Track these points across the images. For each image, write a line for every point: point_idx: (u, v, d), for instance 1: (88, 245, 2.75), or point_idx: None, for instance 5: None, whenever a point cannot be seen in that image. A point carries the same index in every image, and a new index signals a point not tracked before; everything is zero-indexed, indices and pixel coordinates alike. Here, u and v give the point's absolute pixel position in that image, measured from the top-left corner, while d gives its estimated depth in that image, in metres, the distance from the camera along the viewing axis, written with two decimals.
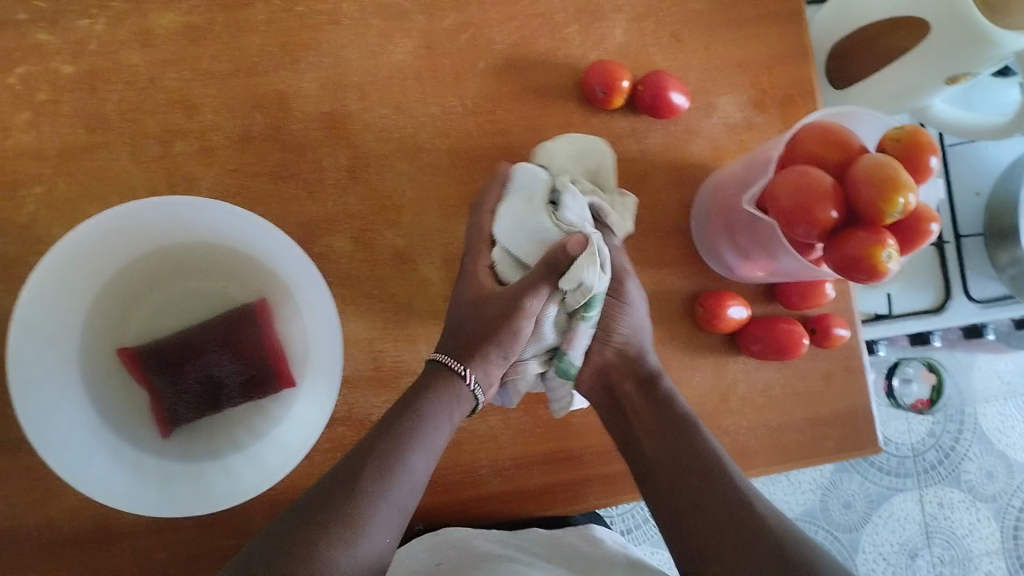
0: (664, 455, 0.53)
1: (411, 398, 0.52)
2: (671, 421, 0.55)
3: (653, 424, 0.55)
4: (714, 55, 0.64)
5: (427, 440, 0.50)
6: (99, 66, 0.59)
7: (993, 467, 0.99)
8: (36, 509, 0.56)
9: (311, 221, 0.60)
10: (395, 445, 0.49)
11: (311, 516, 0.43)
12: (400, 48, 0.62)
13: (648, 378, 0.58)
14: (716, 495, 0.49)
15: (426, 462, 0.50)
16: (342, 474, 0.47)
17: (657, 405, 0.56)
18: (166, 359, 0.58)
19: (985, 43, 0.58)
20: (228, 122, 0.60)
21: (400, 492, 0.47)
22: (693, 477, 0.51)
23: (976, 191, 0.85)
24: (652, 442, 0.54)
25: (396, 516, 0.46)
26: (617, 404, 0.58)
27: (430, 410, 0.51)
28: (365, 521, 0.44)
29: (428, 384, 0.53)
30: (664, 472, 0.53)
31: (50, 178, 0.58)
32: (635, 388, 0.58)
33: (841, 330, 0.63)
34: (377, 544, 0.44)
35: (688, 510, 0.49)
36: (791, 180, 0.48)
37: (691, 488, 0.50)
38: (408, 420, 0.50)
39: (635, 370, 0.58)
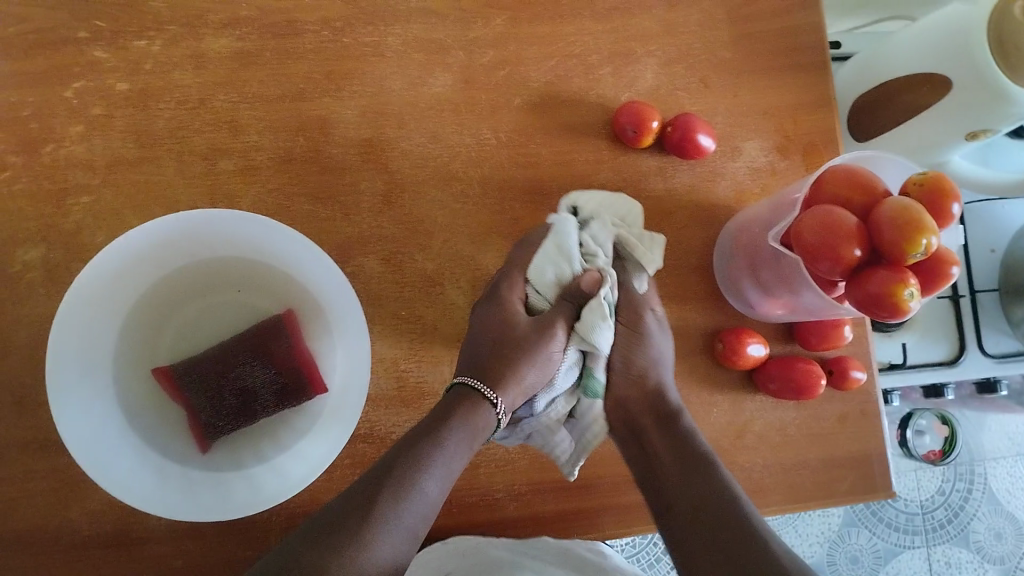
0: (684, 495, 0.51)
1: (434, 422, 0.51)
2: (692, 461, 0.53)
3: (677, 467, 0.53)
4: (741, 102, 0.67)
5: (446, 465, 0.50)
6: (152, 84, 0.62)
7: (1003, 528, 0.98)
8: (60, 510, 0.57)
9: (345, 241, 0.62)
10: (414, 468, 0.48)
11: (324, 539, 0.44)
12: (439, 81, 0.64)
13: (669, 416, 0.57)
14: (733, 541, 0.47)
15: (443, 488, 0.50)
16: (356, 496, 0.47)
17: (675, 444, 0.55)
18: (201, 372, 0.59)
19: (1005, 102, 0.60)
20: (272, 143, 0.62)
21: (412, 516, 0.47)
22: (709, 521, 0.49)
23: (992, 248, 0.87)
24: (671, 479, 0.53)
25: (406, 539, 0.46)
26: (638, 439, 0.57)
27: (453, 432, 0.51)
28: (373, 545, 0.44)
29: (456, 405, 0.53)
30: (685, 511, 0.50)
31: (98, 188, 0.61)
32: (654, 426, 0.57)
33: (859, 372, 0.63)
34: (384, 568, 0.44)
35: (706, 554, 0.47)
36: (817, 218, 0.50)
37: (703, 530, 0.49)
38: (428, 443, 0.50)
39: (654, 408, 0.58)
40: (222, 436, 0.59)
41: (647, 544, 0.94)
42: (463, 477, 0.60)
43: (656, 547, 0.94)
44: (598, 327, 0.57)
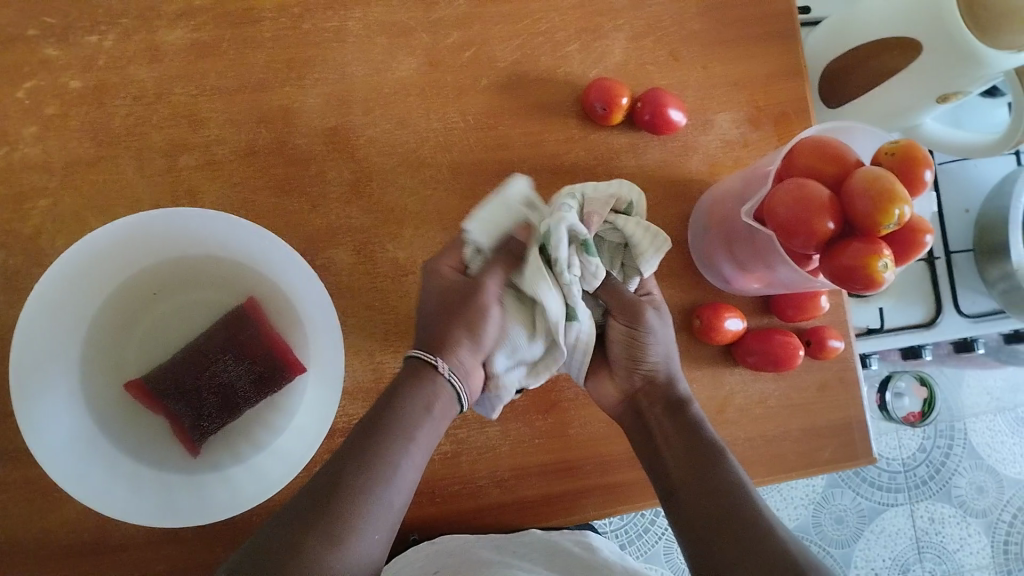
0: (692, 479, 0.51)
1: (397, 393, 0.50)
2: (696, 446, 0.53)
3: (682, 450, 0.53)
4: (711, 74, 0.66)
5: (413, 443, 0.49)
6: (107, 80, 0.60)
7: (984, 482, 1.00)
8: (37, 519, 0.57)
9: (314, 233, 0.61)
10: (381, 444, 0.48)
11: (300, 527, 0.43)
12: (404, 65, 0.63)
13: (677, 404, 0.55)
14: (735, 523, 0.47)
15: (414, 464, 0.49)
16: (330, 476, 0.46)
17: (685, 430, 0.54)
18: (172, 375, 0.58)
19: (976, 63, 0.59)
20: (234, 136, 0.61)
21: (387, 489, 0.46)
22: (712, 504, 0.49)
23: (966, 208, 0.87)
24: (678, 468, 0.52)
25: (386, 513, 0.46)
26: (646, 428, 0.56)
27: (413, 407, 0.50)
28: (353, 524, 0.44)
29: (412, 377, 0.51)
30: (689, 494, 0.50)
31: (56, 190, 0.59)
32: (663, 415, 0.55)
33: (836, 341, 0.64)
34: (365, 544, 0.44)
35: (709, 534, 0.48)
36: (789, 193, 0.49)
37: (710, 517, 0.48)
38: (390, 420, 0.49)
39: (664, 398, 0.56)
40: (208, 436, 0.58)
41: (633, 516, 0.95)
42: (445, 465, 0.60)
43: (642, 518, 0.95)
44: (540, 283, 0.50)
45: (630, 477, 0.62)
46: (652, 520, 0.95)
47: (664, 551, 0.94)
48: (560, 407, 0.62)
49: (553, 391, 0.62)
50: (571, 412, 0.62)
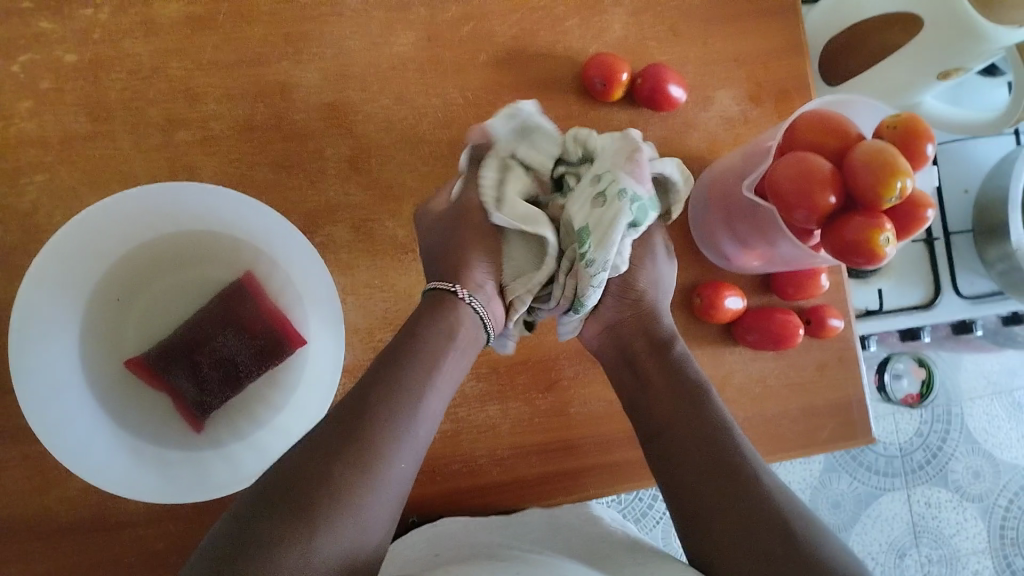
0: (679, 420, 0.50)
1: (418, 325, 0.51)
2: (681, 387, 0.52)
3: (666, 390, 0.52)
4: (711, 50, 0.65)
5: (437, 375, 0.49)
6: (102, 55, 0.60)
7: (980, 466, 1.00)
8: (35, 497, 0.56)
9: (312, 210, 0.60)
10: (410, 376, 0.48)
11: (332, 456, 0.43)
12: (402, 40, 0.63)
13: (663, 343, 0.55)
14: (721, 470, 0.47)
15: (442, 395, 0.49)
16: (356, 403, 0.46)
17: (670, 370, 0.53)
18: (173, 352, 0.58)
19: (978, 38, 0.60)
20: (231, 112, 0.60)
21: (415, 417, 0.47)
22: (692, 448, 0.48)
23: (965, 188, 0.87)
24: (661, 408, 0.52)
25: (413, 446, 0.46)
26: (630, 364, 0.55)
27: (433, 334, 0.50)
28: (383, 453, 0.44)
29: (433, 312, 0.52)
30: (671, 439, 0.50)
31: (52, 166, 0.59)
32: (649, 353, 0.55)
33: (836, 321, 0.64)
34: (395, 475, 0.44)
35: (690, 481, 0.47)
36: (790, 166, 0.49)
37: (691, 462, 0.48)
38: (416, 349, 0.49)
39: (650, 335, 0.56)
40: (211, 413, 0.58)
41: (632, 499, 0.95)
42: (445, 444, 0.60)
43: (641, 501, 0.95)
44: (609, 241, 0.50)
45: (630, 456, 0.62)
46: (650, 503, 0.95)
47: (662, 534, 0.95)
48: (560, 386, 0.61)
49: (553, 369, 0.62)
50: (571, 390, 0.62)
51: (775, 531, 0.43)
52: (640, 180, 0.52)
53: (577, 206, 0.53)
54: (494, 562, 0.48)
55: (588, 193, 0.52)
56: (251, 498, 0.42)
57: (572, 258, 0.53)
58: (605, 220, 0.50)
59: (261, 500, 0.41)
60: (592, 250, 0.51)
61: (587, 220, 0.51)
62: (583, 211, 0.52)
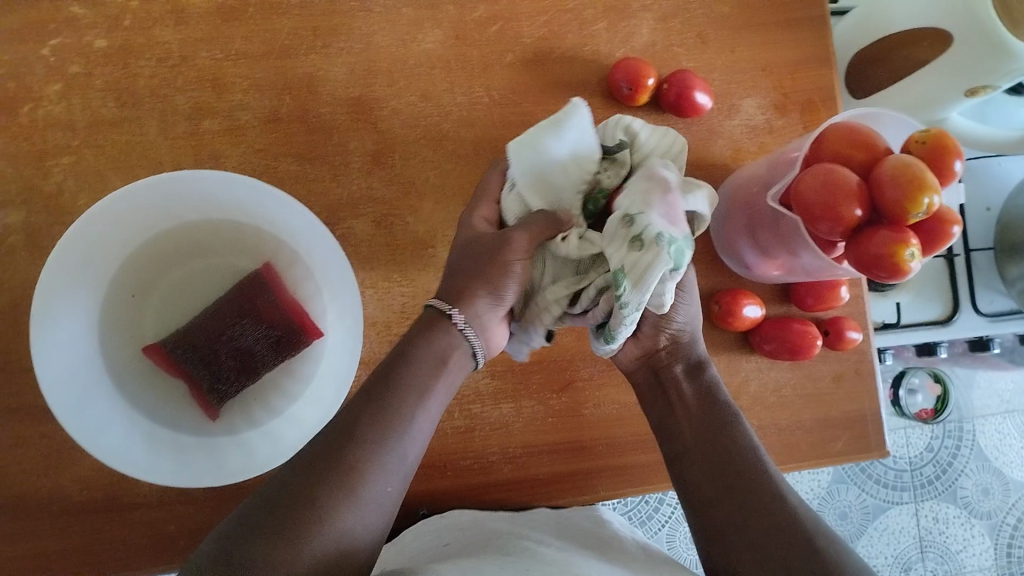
0: (702, 441, 0.51)
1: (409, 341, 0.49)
2: (710, 410, 0.52)
3: (695, 413, 0.52)
4: (738, 58, 0.65)
5: (428, 397, 0.48)
6: (133, 41, 0.60)
7: (990, 484, 0.99)
8: (49, 477, 0.57)
9: (335, 203, 0.60)
10: (402, 397, 0.47)
11: (317, 474, 0.42)
12: (429, 38, 0.63)
13: (695, 366, 0.54)
14: (745, 486, 0.47)
15: (428, 419, 0.48)
16: (343, 424, 0.45)
17: (701, 392, 0.53)
18: (190, 339, 0.58)
19: (1005, 56, 0.59)
20: (258, 102, 0.60)
21: (403, 441, 0.46)
22: (719, 466, 0.48)
23: (987, 206, 0.86)
24: (688, 428, 0.52)
25: (399, 468, 0.46)
26: (661, 386, 0.55)
27: (425, 361, 0.49)
28: (366, 476, 0.43)
29: (424, 331, 0.50)
30: (698, 457, 0.50)
31: (79, 149, 0.59)
32: (681, 374, 0.54)
33: (854, 333, 0.63)
34: (379, 496, 0.44)
35: (716, 499, 0.47)
36: (817, 177, 0.48)
37: (717, 481, 0.48)
38: (406, 367, 0.48)
39: (683, 358, 0.55)
40: (226, 400, 0.58)
41: (638, 502, 0.95)
42: (457, 440, 0.60)
43: (647, 504, 0.95)
44: (649, 284, 0.44)
45: (642, 460, 0.62)
46: (656, 506, 0.95)
47: (667, 538, 0.94)
48: (574, 387, 0.61)
49: (568, 370, 0.62)
50: (585, 392, 0.62)
51: (800, 542, 0.43)
52: (673, 221, 0.46)
53: (613, 244, 0.46)
54: (501, 556, 0.48)
55: (620, 232, 0.46)
56: (231, 520, 0.41)
57: (608, 283, 0.47)
58: (640, 265, 0.44)
59: (243, 519, 0.41)
60: (625, 293, 0.45)
61: (621, 264, 0.45)
62: (616, 247, 0.45)
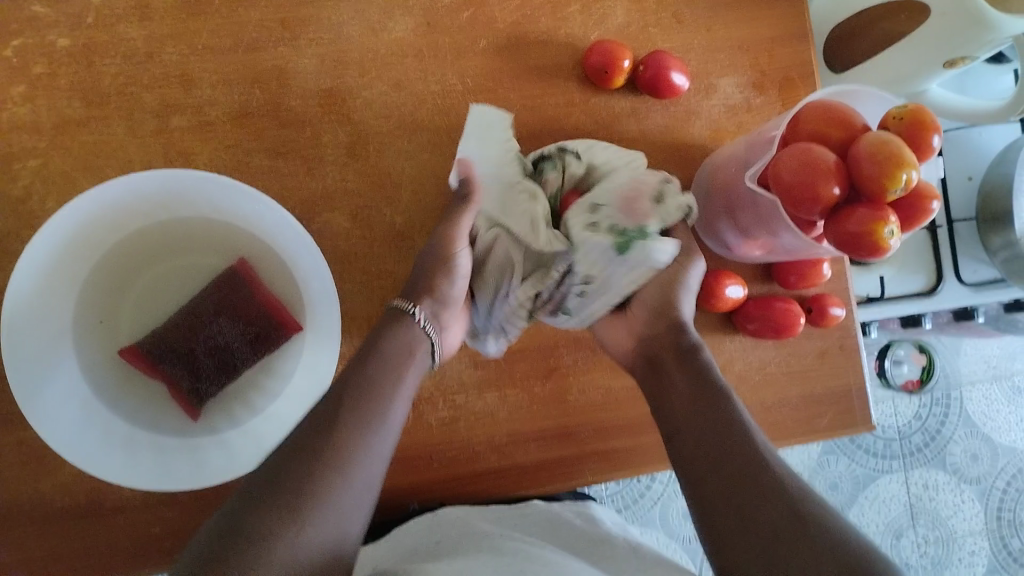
0: (694, 419, 0.48)
1: (374, 341, 0.51)
2: (700, 391, 0.49)
3: (688, 389, 0.50)
4: (714, 36, 0.64)
5: (397, 385, 0.49)
6: (96, 38, 0.59)
7: (978, 450, 1.00)
8: (32, 484, 0.56)
9: (310, 197, 0.60)
10: (375, 386, 0.48)
11: (308, 452, 0.43)
12: (400, 25, 0.62)
13: (689, 349, 0.52)
14: (738, 463, 0.44)
15: (401, 408, 0.49)
16: (326, 410, 0.46)
17: (693, 370, 0.51)
18: (166, 340, 0.57)
19: (985, 28, 0.59)
20: (228, 97, 0.59)
21: (380, 432, 0.46)
22: (713, 442, 0.46)
23: (969, 175, 0.86)
24: (683, 406, 0.50)
25: (382, 451, 0.46)
26: (656, 371, 0.53)
27: (393, 354, 0.51)
28: (350, 459, 0.44)
29: (390, 329, 0.52)
30: (690, 437, 0.48)
31: (46, 151, 0.58)
32: (674, 361, 0.53)
33: (837, 309, 0.63)
34: (365, 483, 0.44)
35: (708, 476, 0.45)
36: (794, 156, 0.48)
37: (709, 459, 0.46)
38: (372, 364, 0.50)
39: (676, 339, 0.53)
40: (207, 400, 0.57)
41: (630, 482, 0.95)
42: (443, 432, 0.59)
43: (639, 483, 0.95)
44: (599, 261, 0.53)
45: (628, 444, 0.62)
46: (648, 485, 0.95)
47: (660, 514, 0.95)
48: (559, 374, 0.61)
49: (551, 357, 0.61)
50: (570, 379, 0.61)
51: (789, 519, 0.40)
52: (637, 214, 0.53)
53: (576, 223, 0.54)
54: (496, 556, 0.48)
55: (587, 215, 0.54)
56: (224, 511, 0.40)
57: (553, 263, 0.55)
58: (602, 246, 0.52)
59: (241, 504, 0.40)
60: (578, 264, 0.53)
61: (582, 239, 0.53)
62: (577, 225, 0.54)
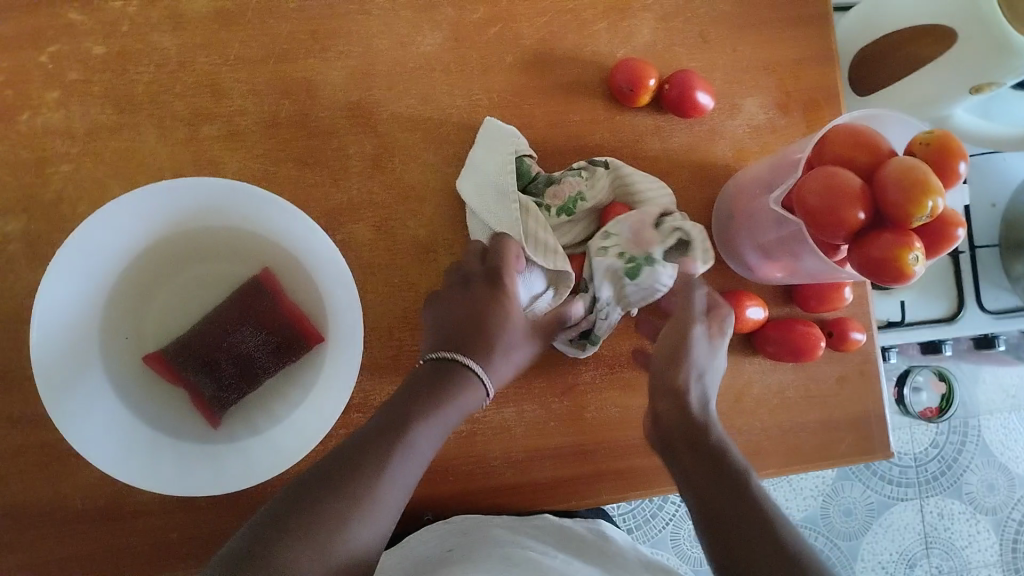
0: (720, 499, 0.44)
1: (414, 382, 0.49)
2: (724, 475, 0.46)
3: (705, 471, 0.46)
4: (740, 58, 0.65)
5: (431, 422, 0.47)
6: (130, 47, 0.60)
7: (995, 479, 0.99)
8: (52, 486, 0.57)
9: (335, 208, 0.60)
10: (404, 427, 0.46)
11: (321, 493, 0.41)
12: (429, 40, 0.62)
13: (699, 434, 0.49)
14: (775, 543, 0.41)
15: (429, 446, 0.47)
16: (352, 448, 0.44)
17: (709, 458, 0.47)
18: (190, 347, 0.58)
19: (1012, 56, 0.59)
20: (257, 107, 0.60)
21: (404, 477, 0.44)
22: (746, 526, 0.42)
23: (992, 202, 0.86)
24: (700, 490, 0.46)
25: (401, 493, 0.44)
26: (671, 458, 0.50)
27: (430, 391, 0.48)
28: (371, 501, 0.42)
29: (438, 376, 0.49)
30: (717, 520, 0.43)
31: (77, 156, 0.59)
32: (688, 451, 0.49)
33: (858, 334, 0.63)
34: (379, 526, 0.42)
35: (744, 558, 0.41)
36: (820, 180, 0.48)
37: (744, 537, 0.41)
38: (406, 403, 0.47)
39: (688, 427, 0.50)
40: (228, 407, 0.58)
41: (642, 501, 0.94)
42: (460, 445, 0.59)
43: (651, 503, 0.94)
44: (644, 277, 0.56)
45: (644, 464, 0.62)
46: (660, 505, 0.95)
47: (672, 536, 0.94)
48: (577, 390, 0.61)
49: (570, 374, 0.61)
50: (588, 396, 0.61)
51: None
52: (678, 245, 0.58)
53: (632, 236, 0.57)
54: (509, 568, 0.47)
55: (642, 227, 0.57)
56: (233, 544, 0.38)
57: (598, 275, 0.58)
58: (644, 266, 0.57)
59: (245, 541, 0.38)
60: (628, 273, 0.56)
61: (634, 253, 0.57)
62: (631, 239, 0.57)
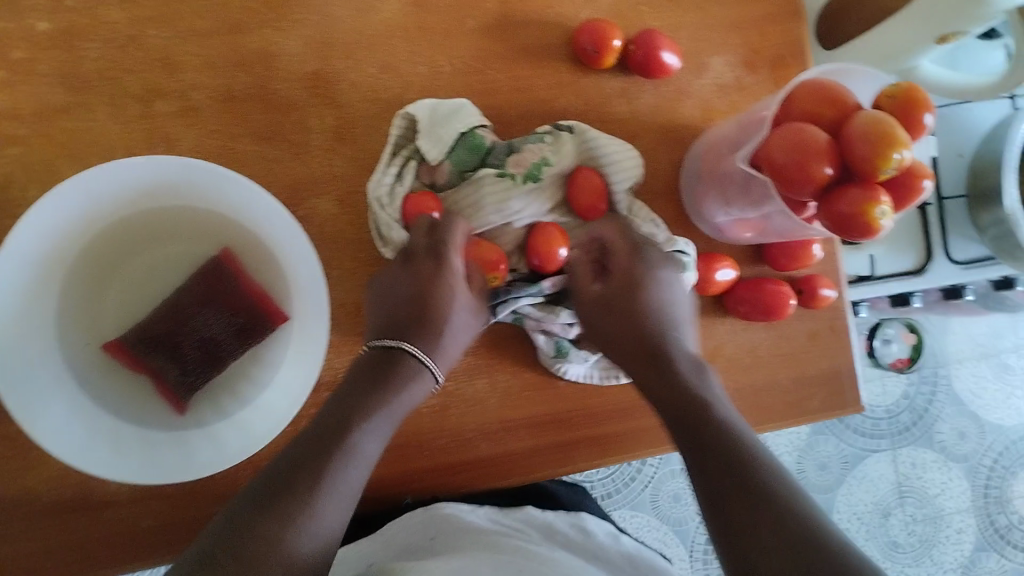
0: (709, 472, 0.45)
1: (358, 384, 0.51)
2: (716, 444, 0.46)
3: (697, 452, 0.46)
4: (705, 15, 0.64)
5: (372, 417, 0.50)
6: (75, 21, 0.57)
7: (966, 428, 1.01)
8: (18, 478, 0.55)
9: (297, 182, 0.59)
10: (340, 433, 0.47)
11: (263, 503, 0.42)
12: (387, 6, 0.61)
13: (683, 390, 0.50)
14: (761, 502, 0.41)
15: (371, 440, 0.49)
16: (298, 453, 0.46)
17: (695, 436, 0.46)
18: (152, 333, 0.56)
19: (977, 5, 0.58)
20: (212, 81, 0.58)
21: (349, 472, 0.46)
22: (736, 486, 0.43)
23: (959, 153, 0.86)
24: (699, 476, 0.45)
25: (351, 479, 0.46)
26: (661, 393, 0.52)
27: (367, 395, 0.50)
28: (310, 506, 0.43)
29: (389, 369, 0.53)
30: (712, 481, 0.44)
31: (27, 138, 0.57)
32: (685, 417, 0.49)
33: (827, 291, 0.63)
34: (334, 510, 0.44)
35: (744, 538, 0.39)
36: (787, 136, 0.48)
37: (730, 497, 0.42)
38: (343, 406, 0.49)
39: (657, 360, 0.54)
40: (194, 392, 0.57)
41: (620, 464, 0.95)
42: (434, 419, 0.59)
43: (629, 466, 0.95)
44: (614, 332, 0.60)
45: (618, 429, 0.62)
46: (638, 467, 0.95)
47: (651, 497, 0.95)
48: None
49: None
50: None
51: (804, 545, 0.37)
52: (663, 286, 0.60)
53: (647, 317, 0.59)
54: (495, 554, 0.47)
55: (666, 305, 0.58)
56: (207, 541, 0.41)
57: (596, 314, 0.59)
58: None
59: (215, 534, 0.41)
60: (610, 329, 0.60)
61: None
62: None
